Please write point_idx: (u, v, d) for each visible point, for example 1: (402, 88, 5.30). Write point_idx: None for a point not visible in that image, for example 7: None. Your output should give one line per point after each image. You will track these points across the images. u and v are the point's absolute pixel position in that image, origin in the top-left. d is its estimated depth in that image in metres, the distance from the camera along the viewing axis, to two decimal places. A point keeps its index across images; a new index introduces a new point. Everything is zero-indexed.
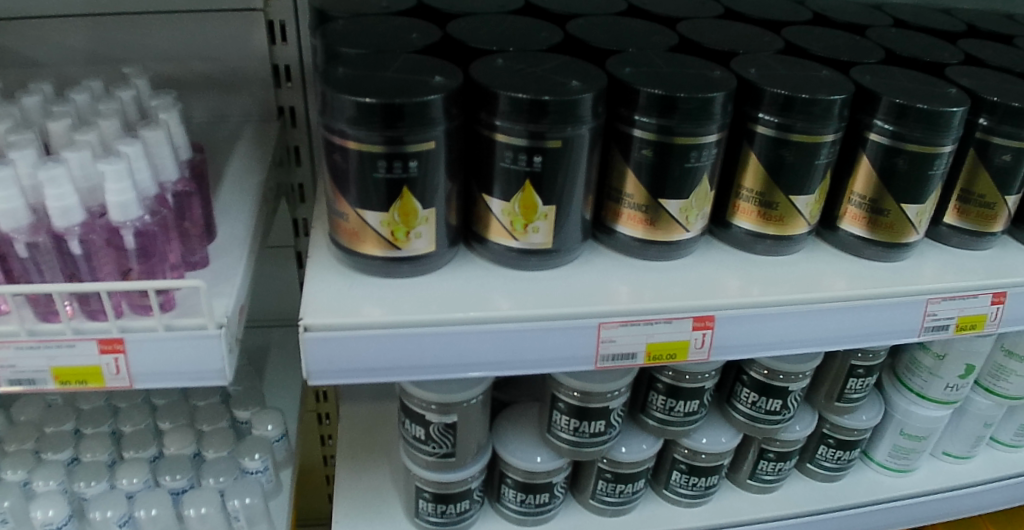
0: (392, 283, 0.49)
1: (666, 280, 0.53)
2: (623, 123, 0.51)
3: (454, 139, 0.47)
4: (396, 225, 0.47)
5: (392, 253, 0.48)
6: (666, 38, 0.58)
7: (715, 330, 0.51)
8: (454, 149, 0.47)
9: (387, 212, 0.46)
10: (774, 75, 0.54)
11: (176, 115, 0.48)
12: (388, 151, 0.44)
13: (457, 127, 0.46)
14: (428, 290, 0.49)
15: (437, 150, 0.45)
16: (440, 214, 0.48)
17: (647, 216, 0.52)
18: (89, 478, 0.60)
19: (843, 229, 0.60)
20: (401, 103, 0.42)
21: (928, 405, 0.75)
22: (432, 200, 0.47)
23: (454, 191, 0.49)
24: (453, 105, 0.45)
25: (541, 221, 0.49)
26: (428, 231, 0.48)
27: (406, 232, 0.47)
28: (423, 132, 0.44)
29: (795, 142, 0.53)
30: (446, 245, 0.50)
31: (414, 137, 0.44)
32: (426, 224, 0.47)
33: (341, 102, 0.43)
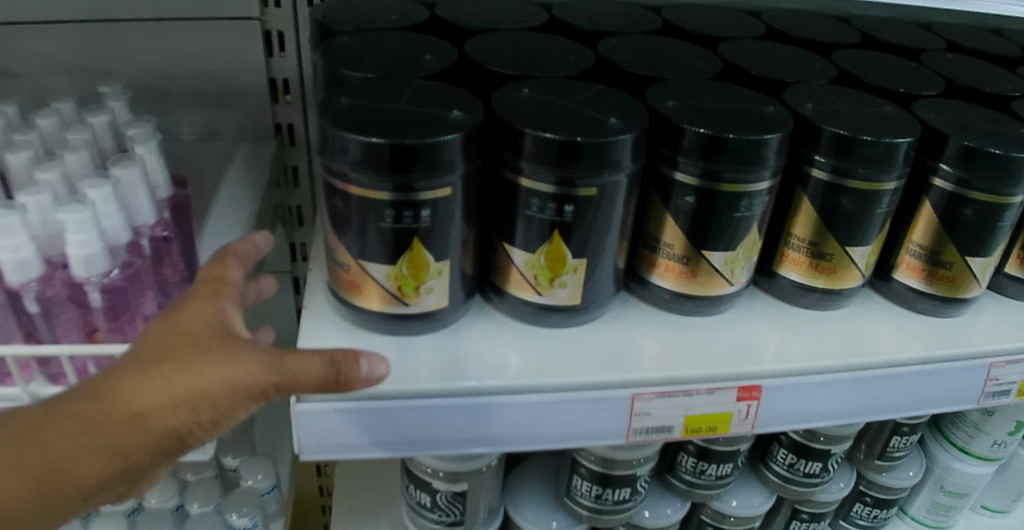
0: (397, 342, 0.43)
1: (703, 339, 0.47)
2: (664, 164, 0.45)
3: (474, 182, 0.41)
4: (405, 279, 0.41)
5: (399, 309, 0.42)
6: (709, 63, 0.52)
7: (762, 400, 0.45)
8: (472, 194, 0.41)
9: (395, 265, 0.40)
10: (832, 112, 0.48)
11: (154, 147, 0.41)
12: (396, 199, 0.38)
13: (478, 169, 0.40)
14: (439, 351, 0.43)
15: (453, 196, 0.39)
16: (454, 266, 0.42)
17: (686, 268, 0.47)
18: None
19: (897, 279, 0.54)
20: (414, 144, 0.36)
21: (971, 460, 0.69)
22: (445, 251, 0.41)
23: (471, 239, 0.43)
24: (475, 145, 0.39)
25: (569, 274, 0.43)
26: (440, 286, 0.42)
27: (416, 287, 0.41)
28: (437, 177, 0.38)
29: (853, 189, 0.47)
30: (460, 299, 0.44)
31: (427, 184, 0.38)
32: (438, 277, 0.41)
33: (345, 141, 0.37)
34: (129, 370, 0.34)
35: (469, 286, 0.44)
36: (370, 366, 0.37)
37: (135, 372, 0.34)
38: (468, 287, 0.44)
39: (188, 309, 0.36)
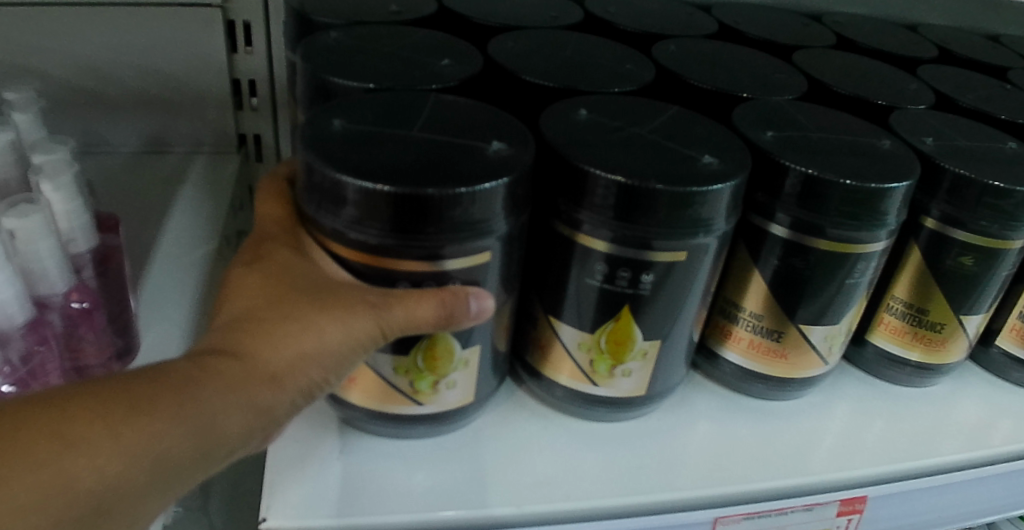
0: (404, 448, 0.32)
1: (787, 430, 0.38)
2: (755, 212, 0.35)
3: (515, 240, 0.30)
4: (421, 373, 0.30)
5: (410, 410, 0.31)
6: (790, 80, 0.42)
7: (865, 512, 0.36)
8: (513, 255, 0.30)
9: (407, 356, 0.29)
10: (953, 149, 0.38)
11: (67, 185, 0.29)
12: (410, 269, 0.27)
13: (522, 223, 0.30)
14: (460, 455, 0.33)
15: (490, 263, 0.29)
16: (483, 350, 0.31)
17: (772, 343, 0.37)
18: None
19: (1001, 346, 0.45)
20: (438, 197, 0.25)
21: None
22: (474, 334, 0.30)
23: (507, 311, 0.32)
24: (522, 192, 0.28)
25: (635, 361, 0.33)
26: (466, 380, 0.31)
27: (433, 381, 0.31)
28: (468, 242, 0.27)
29: (975, 246, 0.37)
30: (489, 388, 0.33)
31: (452, 250, 0.27)
32: (466, 369, 0.31)
33: (338, 191, 0.26)
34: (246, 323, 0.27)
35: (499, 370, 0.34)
36: (479, 305, 0.28)
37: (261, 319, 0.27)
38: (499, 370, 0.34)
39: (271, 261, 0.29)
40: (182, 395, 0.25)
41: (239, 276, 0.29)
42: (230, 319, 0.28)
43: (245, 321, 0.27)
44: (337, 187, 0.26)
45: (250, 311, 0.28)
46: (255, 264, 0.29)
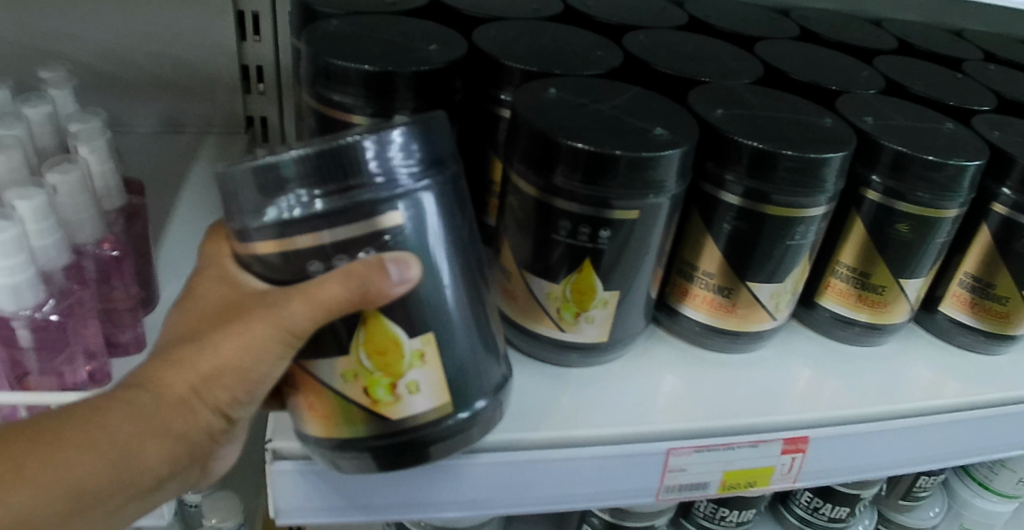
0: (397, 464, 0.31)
1: (739, 380, 0.42)
2: (707, 181, 0.39)
3: (451, 206, 0.29)
4: (375, 381, 0.29)
5: (378, 424, 0.30)
6: (748, 66, 0.46)
7: (808, 452, 0.40)
8: (452, 220, 0.29)
9: (352, 355, 0.29)
10: (891, 127, 0.42)
11: (102, 149, 0.33)
12: (351, 231, 0.26)
13: (451, 188, 0.30)
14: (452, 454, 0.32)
15: (413, 228, 0.28)
16: (449, 334, 0.30)
17: (725, 301, 0.41)
18: None
19: (945, 313, 0.49)
20: (322, 154, 0.25)
21: (992, 496, 0.65)
22: (434, 308, 0.29)
23: (471, 292, 0.31)
24: (436, 150, 0.28)
25: (599, 309, 0.37)
26: (428, 383, 0.30)
27: (391, 388, 0.29)
28: (389, 194, 0.27)
29: (911, 214, 0.42)
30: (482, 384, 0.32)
31: (383, 201, 0.26)
32: (427, 368, 0.29)
33: (247, 187, 0.26)
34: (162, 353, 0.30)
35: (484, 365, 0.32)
36: (399, 273, 0.27)
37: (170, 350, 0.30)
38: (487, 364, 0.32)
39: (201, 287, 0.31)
40: (94, 428, 0.29)
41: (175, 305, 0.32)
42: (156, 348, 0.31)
43: (163, 351, 0.30)
44: (245, 190, 0.26)
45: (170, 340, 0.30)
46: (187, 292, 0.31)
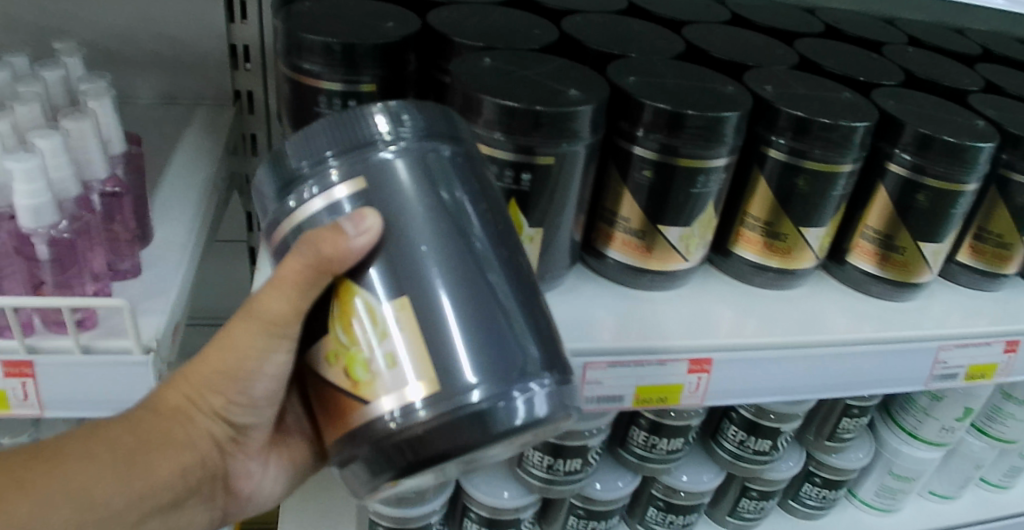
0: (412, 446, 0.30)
1: (658, 314, 0.48)
2: (622, 138, 0.45)
3: (436, 172, 0.32)
4: (361, 361, 0.31)
5: (376, 405, 0.31)
6: (671, 44, 0.52)
7: (712, 373, 0.46)
8: (435, 184, 0.32)
9: (337, 333, 0.32)
10: (790, 95, 0.49)
11: (108, 103, 0.40)
12: (335, 190, 0.32)
13: (440, 159, 0.33)
14: (464, 440, 0.30)
15: (377, 193, 0.31)
16: (432, 300, 0.31)
17: (643, 243, 0.47)
18: None
19: (852, 263, 0.55)
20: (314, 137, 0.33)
21: (920, 445, 0.70)
22: (408, 271, 0.31)
23: (470, 266, 0.31)
24: (416, 118, 0.33)
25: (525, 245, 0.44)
26: (405, 354, 0.30)
27: (369, 366, 0.31)
28: (358, 160, 0.32)
29: (811, 170, 0.48)
30: (488, 361, 0.30)
31: (357, 154, 0.32)
32: (400, 335, 0.31)
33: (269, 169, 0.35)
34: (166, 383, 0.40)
35: (497, 344, 0.31)
36: (353, 227, 0.31)
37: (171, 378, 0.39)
38: (501, 345, 0.31)
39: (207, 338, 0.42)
40: (100, 443, 0.35)
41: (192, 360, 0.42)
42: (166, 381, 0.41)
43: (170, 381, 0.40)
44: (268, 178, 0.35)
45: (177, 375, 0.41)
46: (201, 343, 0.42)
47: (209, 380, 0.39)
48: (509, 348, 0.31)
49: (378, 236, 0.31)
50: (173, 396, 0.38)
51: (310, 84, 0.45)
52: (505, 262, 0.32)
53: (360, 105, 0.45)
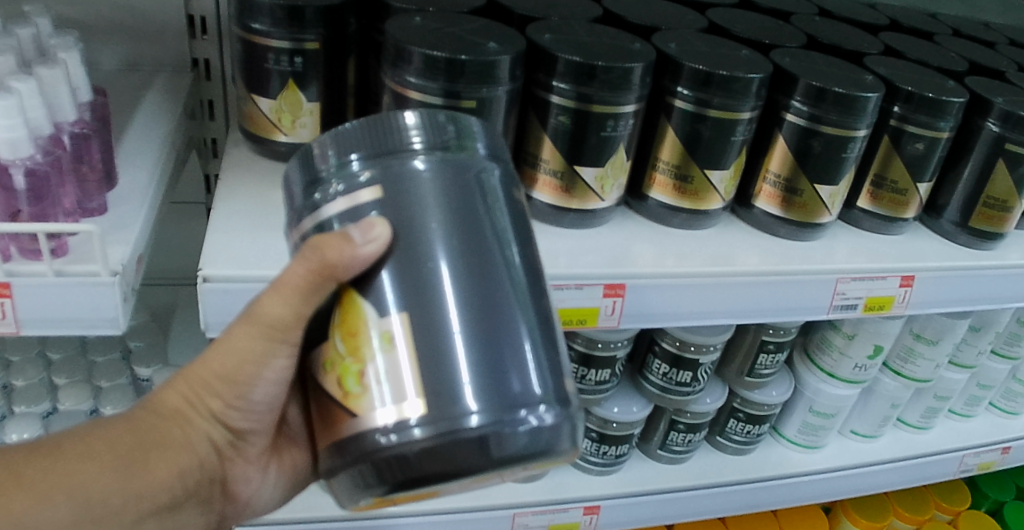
0: (402, 463, 0.32)
1: (579, 247, 0.54)
2: (541, 88, 0.51)
3: (461, 191, 0.34)
4: (357, 371, 0.33)
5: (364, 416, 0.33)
6: (589, 10, 0.58)
7: (626, 297, 0.52)
8: (460, 205, 0.34)
9: (335, 342, 0.34)
10: (693, 51, 0.55)
11: (77, 55, 0.46)
12: (355, 190, 0.34)
13: (468, 180, 0.34)
14: (448, 461, 0.32)
15: (391, 202, 0.33)
16: (436, 316, 0.32)
17: (563, 184, 0.53)
18: (21, 430, 0.60)
19: (760, 207, 0.61)
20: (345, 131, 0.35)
21: (837, 383, 0.75)
22: (411, 287, 0.33)
23: (482, 291, 0.33)
24: (452, 137, 0.35)
25: (309, 115, 0.53)
26: (403, 372, 0.32)
27: (362, 377, 0.33)
28: (377, 164, 0.34)
29: (714, 117, 0.53)
30: (486, 388, 0.32)
31: (386, 161, 0.34)
32: (395, 351, 0.33)
33: (300, 161, 0.36)
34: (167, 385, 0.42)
35: (497, 373, 0.33)
36: (360, 236, 0.32)
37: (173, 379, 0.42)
38: (503, 376, 0.33)
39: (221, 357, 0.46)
40: (95, 441, 0.39)
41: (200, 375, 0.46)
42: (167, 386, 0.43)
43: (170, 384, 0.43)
44: (299, 169, 0.36)
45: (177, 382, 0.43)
46: None
47: (210, 383, 0.41)
48: (509, 379, 0.33)
49: (385, 246, 0.33)
50: (172, 397, 0.41)
51: (260, 42, 0.50)
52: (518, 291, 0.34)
53: (305, 62, 0.50)
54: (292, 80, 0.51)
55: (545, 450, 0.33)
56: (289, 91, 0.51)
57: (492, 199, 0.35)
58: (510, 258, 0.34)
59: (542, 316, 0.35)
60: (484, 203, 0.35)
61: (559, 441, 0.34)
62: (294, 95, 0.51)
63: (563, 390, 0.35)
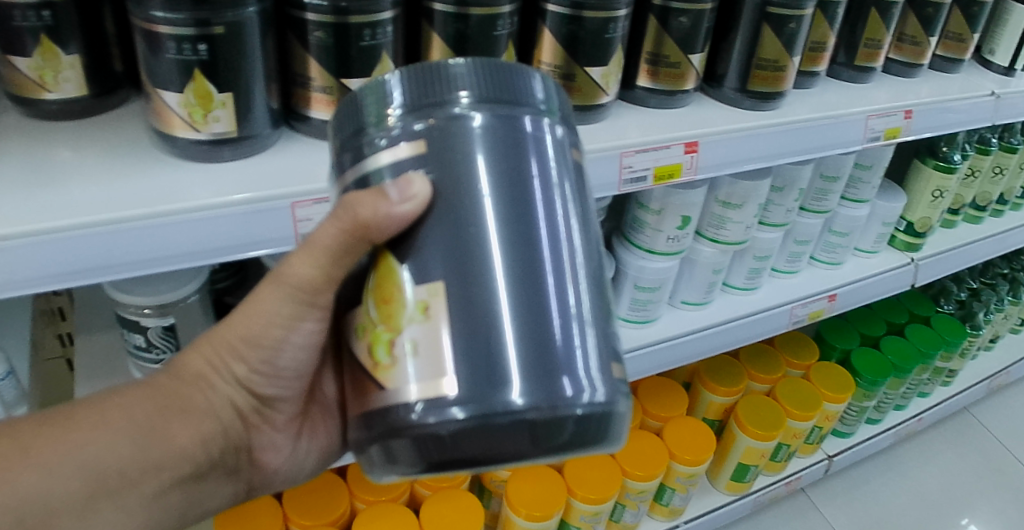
0: (436, 437, 0.50)
1: None
2: None
3: (511, 146, 0.52)
4: (390, 339, 0.53)
5: (401, 378, 0.52)
6: None
7: None
8: (510, 165, 0.51)
9: (382, 306, 0.53)
10: None
11: None
12: (407, 143, 0.52)
13: (546, 203, 0.52)
14: (479, 439, 0.50)
15: (424, 173, 0.51)
16: (482, 315, 0.50)
17: None
18: None
19: None
20: (415, 77, 0.53)
21: None
22: (449, 269, 0.50)
23: (535, 299, 0.51)
24: (519, 92, 0.53)
25: (220, 108, 0.78)
26: (442, 345, 0.50)
27: (400, 344, 0.52)
28: (419, 124, 0.52)
29: None
30: (529, 387, 0.50)
31: (437, 116, 0.51)
32: (427, 321, 0.51)
33: (363, 100, 0.55)
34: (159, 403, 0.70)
35: (547, 375, 0.50)
36: (400, 196, 0.50)
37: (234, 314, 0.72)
38: (555, 375, 0.50)
39: (252, 303, 0.71)
40: (99, 417, 0.66)
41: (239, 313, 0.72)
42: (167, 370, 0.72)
43: (169, 370, 0.72)
44: (367, 108, 0.54)
45: (161, 380, 0.71)
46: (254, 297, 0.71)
47: (283, 311, 0.69)
48: (560, 383, 0.50)
49: (414, 203, 0.51)
50: (240, 327, 0.72)
51: (161, 34, 0.72)
52: (574, 300, 0.52)
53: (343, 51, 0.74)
54: (196, 66, 0.74)
55: (590, 441, 0.52)
56: (198, 80, 0.76)
57: (563, 154, 0.54)
58: (572, 270, 0.53)
59: (600, 313, 0.54)
60: (562, 223, 0.53)
61: (605, 432, 0.53)
62: (202, 83, 0.76)
63: (612, 380, 0.53)
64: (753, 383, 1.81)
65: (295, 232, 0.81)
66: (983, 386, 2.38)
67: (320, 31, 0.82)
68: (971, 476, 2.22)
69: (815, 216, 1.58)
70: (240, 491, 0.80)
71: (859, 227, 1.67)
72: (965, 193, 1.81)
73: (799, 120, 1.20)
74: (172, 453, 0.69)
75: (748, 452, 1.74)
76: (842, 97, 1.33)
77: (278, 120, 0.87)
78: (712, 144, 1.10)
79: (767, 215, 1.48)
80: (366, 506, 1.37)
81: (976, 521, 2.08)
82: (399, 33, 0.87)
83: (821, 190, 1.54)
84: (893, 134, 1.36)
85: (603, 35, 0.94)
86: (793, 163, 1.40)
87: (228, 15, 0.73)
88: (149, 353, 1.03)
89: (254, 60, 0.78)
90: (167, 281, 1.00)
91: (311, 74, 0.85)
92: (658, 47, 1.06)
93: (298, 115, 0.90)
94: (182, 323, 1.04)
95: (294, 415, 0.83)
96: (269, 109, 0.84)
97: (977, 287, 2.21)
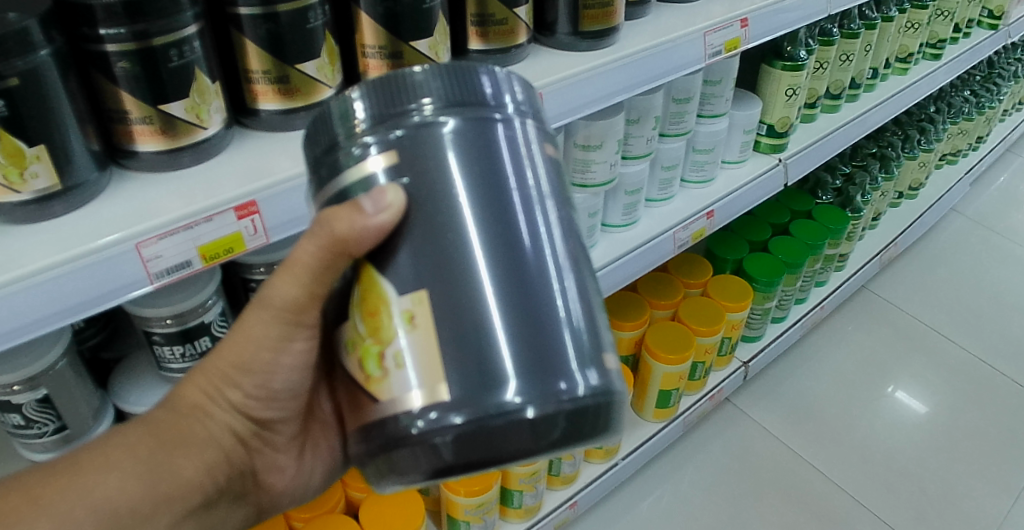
0: (438, 441, 0.55)
1: None
2: None
3: (480, 148, 0.56)
4: (379, 351, 0.57)
5: (397, 387, 0.56)
6: None
7: None
8: (480, 168, 0.56)
9: (370, 319, 0.57)
10: None
11: None
12: (381, 156, 0.56)
13: (520, 203, 0.57)
14: (483, 440, 0.55)
15: (397, 187, 0.55)
16: (472, 316, 0.55)
17: None
18: None
19: None
20: (383, 88, 0.57)
21: None
22: (434, 278, 0.55)
23: (520, 293, 0.56)
24: (482, 95, 0.58)
25: (36, 163, 0.69)
26: (433, 348, 0.55)
27: (389, 360, 0.56)
28: (393, 136, 0.56)
29: None
30: (523, 385, 0.54)
31: (405, 126, 0.56)
32: (415, 329, 0.55)
33: (333, 117, 0.59)
34: (162, 437, 0.72)
35: (539, 372, 0.55)
36: (376, 207, 0.55)
37: (226, 343, 0.75)
38: (547, 373, 0.55)
39: (245, 328, 0.74)
40: (107, 457, 0.69)
41: (229, 342, 0.75)
42: (166, 404, 0.75)
43: (168, 402, 0.75)
44: (337, 124, 0.58)
45: (161, 413, 0.74)
46: (243, 323, 0.74)
47: (275, 333, 0.72)
48: (553, 381, 0.55)
49: (387, 209, 0.55)
50: (231, 353, 0.75)
51: None
52: (559, 289, 0.57)
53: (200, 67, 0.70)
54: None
55: (586, 430, 0.57)
56: (4, 138, 0.66)
57: (532, 151, 0.59)
58: (551, 258, 0.57)
59: (585, 300, 0.59)
60: (537, 221, 0.57)
61: (599, 421, 0.58)
62: (9, 140, 0.67)
63: (604, 366, 0.58)
64: (655, 311, 1.82)
65: (148, 275, 0.74)
66: (872, 263, 2.56)
67: (124, 61, 0.72)
68: (886, 348, 2.39)
69: (675, 139, 1.58)
70: (250, 515, 0.84)
71: (721, 141, 1.69)
72: (818, 85, 1.90)
73: (640, 49, 1.18)
74: (180, 484, 0.72)
75: (666, 377, 1.76)
76: (679, 19, 1.33)
77: (103, 161, 0.78)
78: (557, 90, 1.06)
79: (628, 149, 1.47)
80: (305, 525, 1.28)
81: (902, 387, 2.25)
82: (208, 49, 0.79)
83: (677, 113, 1.54)
84: (734, 45, 1.36)
85: (421, 6, 0.87)
86: (644, 94, 1.39)
87: (19, 62, 0.64)
88: (31, 429, 0.90)
89: (60, 100, 0.69)
90: (29, 350, 0.86)
91: (126, 107, 0.75)
92: (483, 7, 1.01)
93: (123, 151, 0.79)
94: (60, 393, 0.90)
95: (294, 438, 0.86)
96: (90, 153, 0.75)
97: (851, 172, 2.36)
